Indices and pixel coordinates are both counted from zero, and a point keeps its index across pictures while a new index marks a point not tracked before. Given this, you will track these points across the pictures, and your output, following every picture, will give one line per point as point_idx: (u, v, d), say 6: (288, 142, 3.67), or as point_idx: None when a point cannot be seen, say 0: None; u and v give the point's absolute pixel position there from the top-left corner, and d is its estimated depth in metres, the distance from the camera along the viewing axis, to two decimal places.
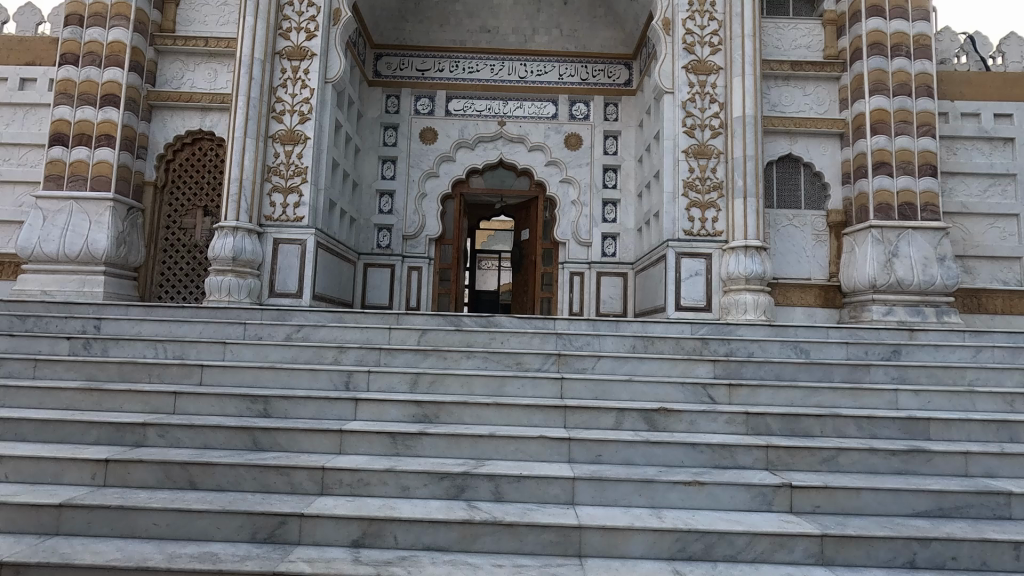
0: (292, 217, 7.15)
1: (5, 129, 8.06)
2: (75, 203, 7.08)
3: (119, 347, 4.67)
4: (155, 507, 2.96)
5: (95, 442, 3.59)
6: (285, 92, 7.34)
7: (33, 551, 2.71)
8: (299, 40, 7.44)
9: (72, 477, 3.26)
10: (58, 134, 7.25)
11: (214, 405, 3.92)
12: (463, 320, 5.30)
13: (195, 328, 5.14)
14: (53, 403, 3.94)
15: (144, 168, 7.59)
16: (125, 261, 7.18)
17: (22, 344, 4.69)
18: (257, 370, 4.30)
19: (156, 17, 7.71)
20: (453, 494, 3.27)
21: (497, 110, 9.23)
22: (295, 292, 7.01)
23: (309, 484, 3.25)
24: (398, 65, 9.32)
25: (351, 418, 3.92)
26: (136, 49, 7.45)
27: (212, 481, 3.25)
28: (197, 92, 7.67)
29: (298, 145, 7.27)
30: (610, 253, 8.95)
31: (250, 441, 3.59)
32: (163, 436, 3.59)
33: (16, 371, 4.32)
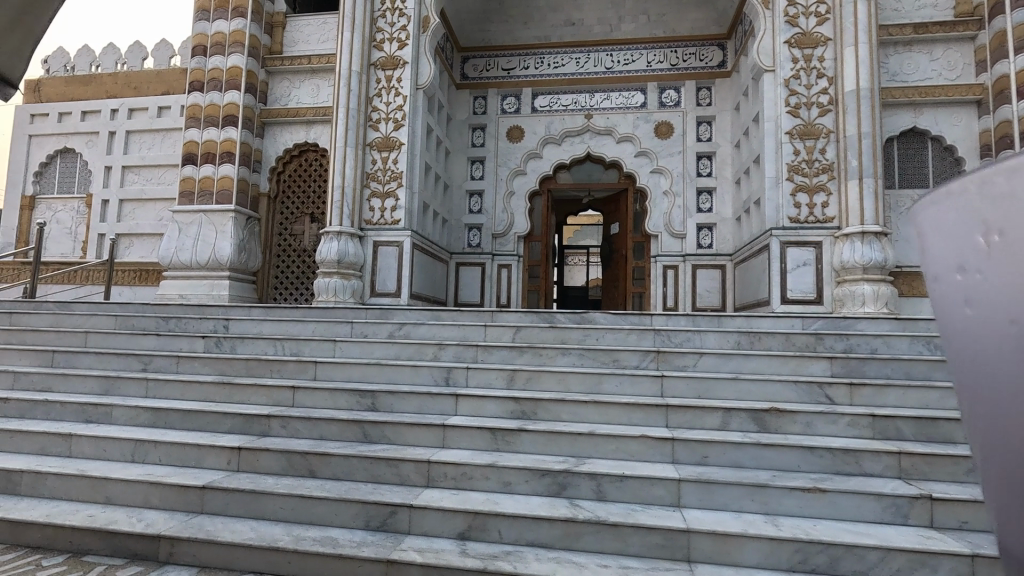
0: (390, 220, 7.49)
1: (147, 152, 9.15)
2: (204, 216, 7.88)
3: (245, 344, 5.13)
4: (281, 492, 3.22)
5: (229, 430, 3.98)
6: (381, 101, 7.70)
7: (184, 527, 3.04)
8: (391, 50, 7.77)
9: (212, 462, 3.62)
10: (189, 154, 8.11)
11: (328, 399, 4.20)
12: (557, 317, 5.29)
13: (307, 327, 5.54)
14: (193, 395, 4.41)
15: (259, 181, 8.29)
16: (246, 266, 7.89)
17: (167, 342, 5.29)
18: (364, 366, 4.56)
19: (266, 40, 8.38)
20: (554, 491, 3.27)
21: (584, 104, 9.12)
22: (394, 292, 7.36)
23: (416, 477, 3.39)
24: (484, 66, 9.47)
25: (452, 413, 4.03)
26: (251, 72, 8.15)
27: (329, 470, 3.49)
28: (303, 107, 8.26)
29: (394, 151, 7.60)
30: (707, 244, 8.55)
31: (360, 433, 3.80)
32: (285, 427, 3.90)
33: (163, 366, 4.87)
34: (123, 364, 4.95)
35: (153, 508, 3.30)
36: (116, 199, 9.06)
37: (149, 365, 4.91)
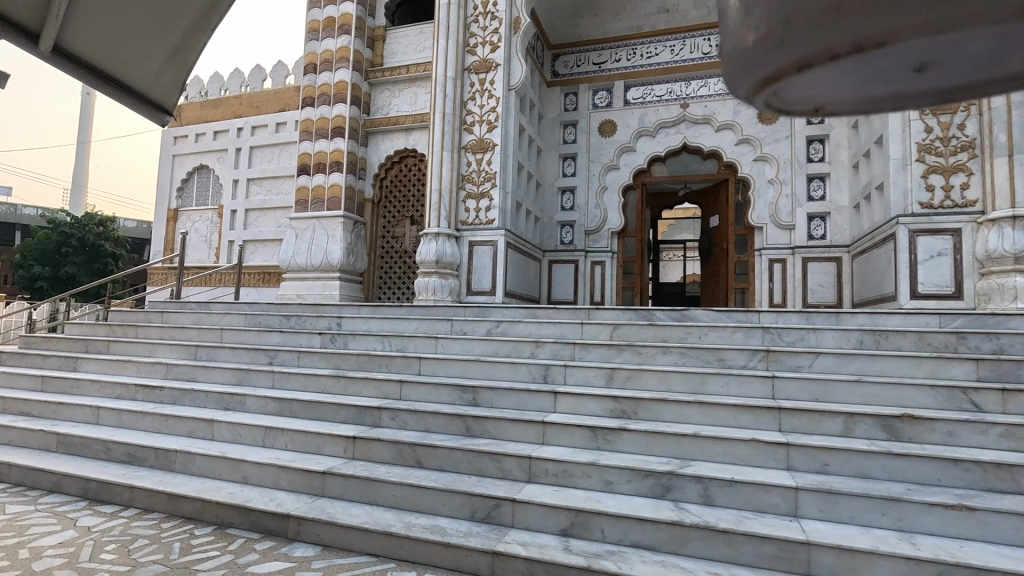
0: (484, 220, 7.66)
1: (267, 165, 10.06)
2: (317, 222, 8.52)
3: (356, 340, 5.50)
4: (392, 480, 3.41)
5: (344, 420, 4.28)
6: (475, 104, 7.89)
7: (309, 508, 3.32)
8: (484, 53, 7.94)
9: (330, 449, 3.92)
10: (303, 165, 8.81)
11: (432, 393, 4.39)
12: (656, 315, 5.16)
13: (411, 325, 5.82)
14: (312, 387, 4.79)
15: (364, 187, 8.83)
16: (353, 268, 8.44)
17: (288, 338, 5.79)
18: (464, 362, 4.71)
19: (369, 54, 8.89)
20: (658, 493, 3.19)
21: (679, 93, 8.79)
22: (489, 290, 7.51)
23: (518, 471, 3.46)
24: (575, 61, 9.39)
25: (551, 410, 4.06)
26: (355, 84, 8.68)
27: (435, 461, 3.64)
28: (403, 115, 8.68)
29: (488, 152, 7.76)
30: (819, 235, 7.90)
31: (463, 427, 3.93)
32: (394, 418, 4.13)
33: (285, 359, 5.34)
34: (252, 358, 5.49)
35: (282, 490, 3.63)
36: (242, 209, 10.05)
37: (275, 359, 5.40)
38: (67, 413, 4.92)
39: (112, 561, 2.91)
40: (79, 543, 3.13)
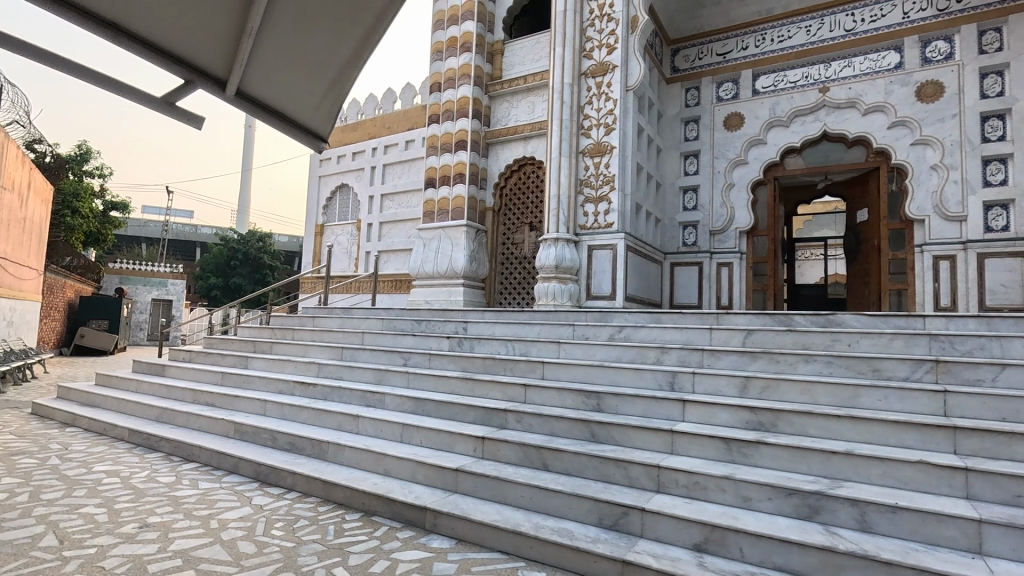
0: (603, 223, 7.59)
1: (399, 181, 10.86)
2: (442, 231, 9.01)
3: (482, 344, 5.73)
4: (520, 481, 3.50)
5: (473, 420, 4.47)
6: (592, 108, 7.87)
7: (443, 503, 3.52)
8: (601, 57, 7.91)
9: (461, 448, 4.11)
10: (430, 178, 9.37)
11: (555, 397, 4.43)
12: (796, 320, 4.77)
13: (533, 330, 5.93)
14: (443, 388, 5.07)
15: (485, 196, 9.18)
16: (476, 274, 8.80)
17: (420, 341, 6.18)
18: (587, 368, 4.70)
19: (488, 68, 9.25)
20: (804, 514, 2.93)
21: (817, 77, 8.07)
22: (609, 294, 7.40)
23: (646, 480, 3.37)
24: (697, 54, 9.00)
25: (680, 419, 3.91)
26: (476, 99, 9.08)
27: (561, 465, 3.67)
28: (521, 124, 8.91)
29: (606, 155, 7.68)
30: (1000, 226, 6.76)
31: (588, 432, 3.92)
32: (520, 421, 4.23)
33: (418, 361, 5.71)
34: (389, 359, 5.94)
35: (419, 484, 3.88)
36: (377, 222, 10.93)
37: (409, 361, 5.80)
38: (241, 404, 5.69)
39: (280, 537, 3.31)
40: (254, 519, 3.60)
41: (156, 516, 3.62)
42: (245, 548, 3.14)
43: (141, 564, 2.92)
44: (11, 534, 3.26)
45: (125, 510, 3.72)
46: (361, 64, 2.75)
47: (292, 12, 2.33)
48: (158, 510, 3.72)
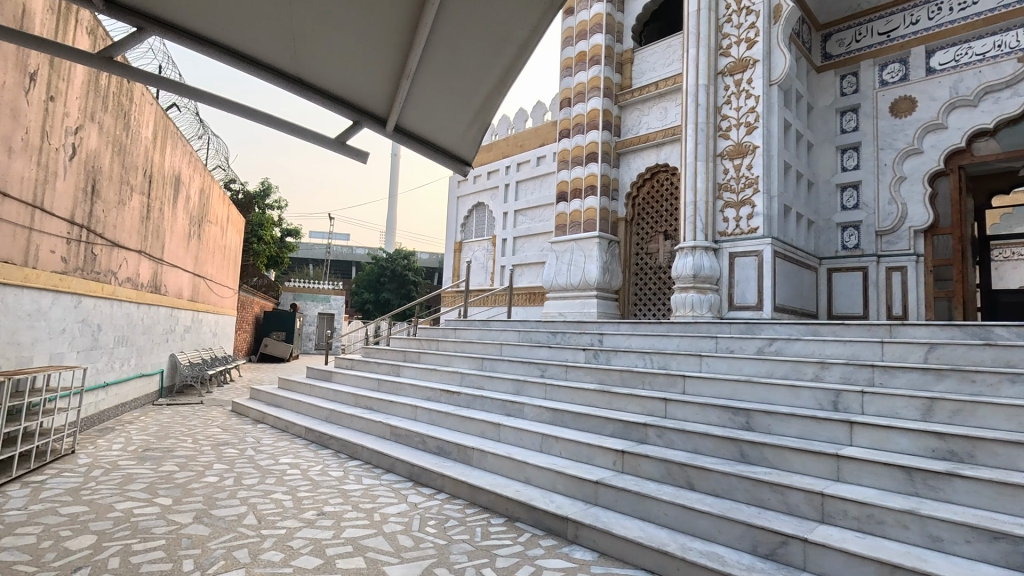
0: (746, 229, 7.12)
1: (532, 196, 11.18)
2: (575, 244, 9.07)
3: (619, 357, 5.66)
4: (663, 498, 3.39)
5: (611, 434, 4.43)
6: (731, 108, 7.46)
7: (584, 514, 3.53)
8: (740, 53, 7.48)
9: (600, 461, 4.10)
10: (561, 192, 9.52)
11: (699, 414, 4.23)
12: (995, 333, 4.07)
13: (672, 342, 5.73)
14: (580, 400, 5.09)
15: (617, 207, 9.09)
16: (609, 285, 8.72)
17: (556, 353, 6.27)
18: (734, 383, 4.41)
19: (618, 78, 9.22)
20: (1017, 564, 2.48)
21: (1013, 44, 6.84)
22: (755, 305, 6.89)
23: (808, 509, 3.08)
24: (854, 36, 8.13)
25: (847, 443, 3.51)
26: (606, 110, 9.08)
27: (708, 485, 3.49)
28: (653, 131, 8.72)
29: (747, 157, 7.22)
30: None
31: (738, 452, 3.68)
32: (661, 436, 4.10)
33: (555, 372, 5.80)
34: (527, 370, 6.10)
35: (560, 493, 3.93)
36: (511, 237, 11.34)
37: (545, 372, 5.91)
38: (395, 409, 6.22)
39: (434, 534, 3.56)
40: (410, 515, 3.92)
41: (330, 505, 4.09)
42: (404, 541, 3.43)
43: (321, 547, 3.32)
44: (223, 512, 3.90)
45: (306, 498, 4.26)
46: (498, 101, 3.02)
47: (437, 65, 2.72)
48: (331, 501, 4.20)
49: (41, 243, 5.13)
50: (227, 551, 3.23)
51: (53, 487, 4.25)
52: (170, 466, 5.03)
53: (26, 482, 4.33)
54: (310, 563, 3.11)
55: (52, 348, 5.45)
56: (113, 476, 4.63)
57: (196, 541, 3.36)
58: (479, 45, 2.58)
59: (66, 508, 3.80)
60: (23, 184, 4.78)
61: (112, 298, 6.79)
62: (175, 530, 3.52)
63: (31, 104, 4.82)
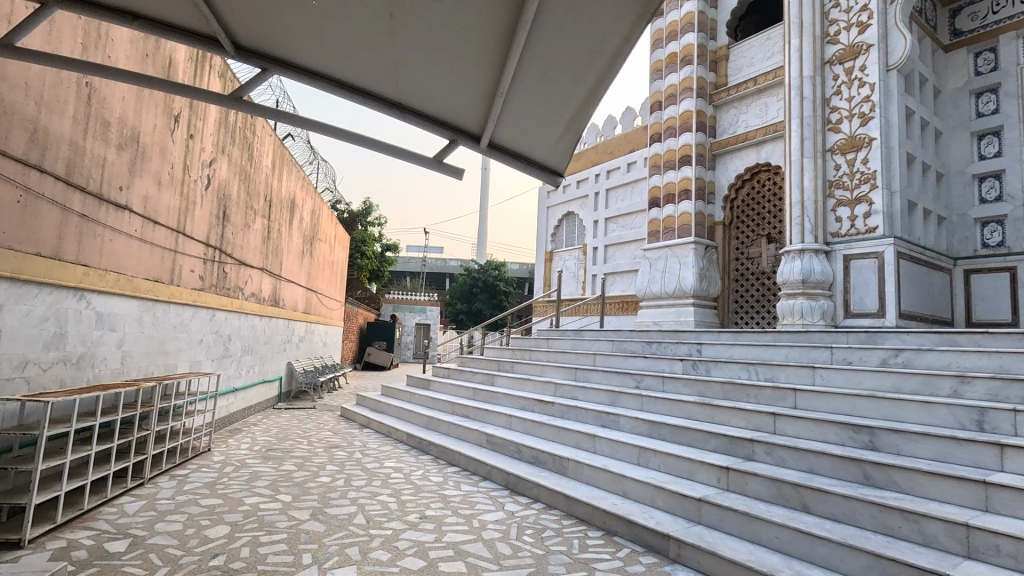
0: (863, 229, 6.53)
1: (623, 203, 11.00)
2: (669, 250, 8.77)
3: (720, 368, 5.38)
4: (776, 521, 3.16)
5: (714, 449, 4.21)
6: (841, 99, 6.90)
7: (687, 533, 3.38)
8: (850, 39, 6.91)
9: (702, 477, 3.91)
10: (653, 198, 9.28)
11: (814, 430, 3.91)
12: None
13: (780, 352, 5.36)
14: (678, 412, 4.90)
15: (714, 211, 8.69)
16: (707, 293, 8.33)
17: (652, 363, 6.08)
18: (853, 398, 4.04)
19: (712, 77, 8.87)
20: None
21: None
22: (876, 311, 6.25)
23: (949, 541, 2.74)
24: (989, 8, 7.23)
25: (995, 469, 3.10)
26: (700, 111, 8.76)
27: (827, 508, 3.22)
28: (753, 130, 8.26)
29: (862, 150, 6.64)
30: None
31: (860, 474, 3.36)
32: (769, 454, 3.84)
33: (651, 384, 5.61)
34: (622, 381, 5.96)
35: (659, 509, 3.80)
36: (602, 246, 11.21)
37: (641, 383, 5.74)
38: (490, 418, 6.34)
39: (532, 543, 3.57)
40: (508, 523, 3.96)
41: (431, 509, 4.25)
42: (503, 549, 3.48)
43: (425, 549, 3.45)
44: (336, 510, 4.18)
45: (409, 501, 4.45)
46: (588, 114, 3.08)
47: (527, 87, 2.84)
48: (432, 505, 4.36)
49: (184, 264, 5.84)
50: (340, 548, 3.45)
51: (195, 481, 4.78)
52: (289, 465, 5.48)
53: (173, 475, 4.91)
54: (415, 564, 3.24)
55: (192, 356, 6.15)
56: (242, 472, 5.13)
57: (313, 536, 3.62)
58: (567, 65, 2.65)
59: (204, 500, 4.27)
60: (170, 213, 5.48)
61: (240, 311, 7.55)
62: (295, 525, 3.83)
63: (176, 142, 5.52)
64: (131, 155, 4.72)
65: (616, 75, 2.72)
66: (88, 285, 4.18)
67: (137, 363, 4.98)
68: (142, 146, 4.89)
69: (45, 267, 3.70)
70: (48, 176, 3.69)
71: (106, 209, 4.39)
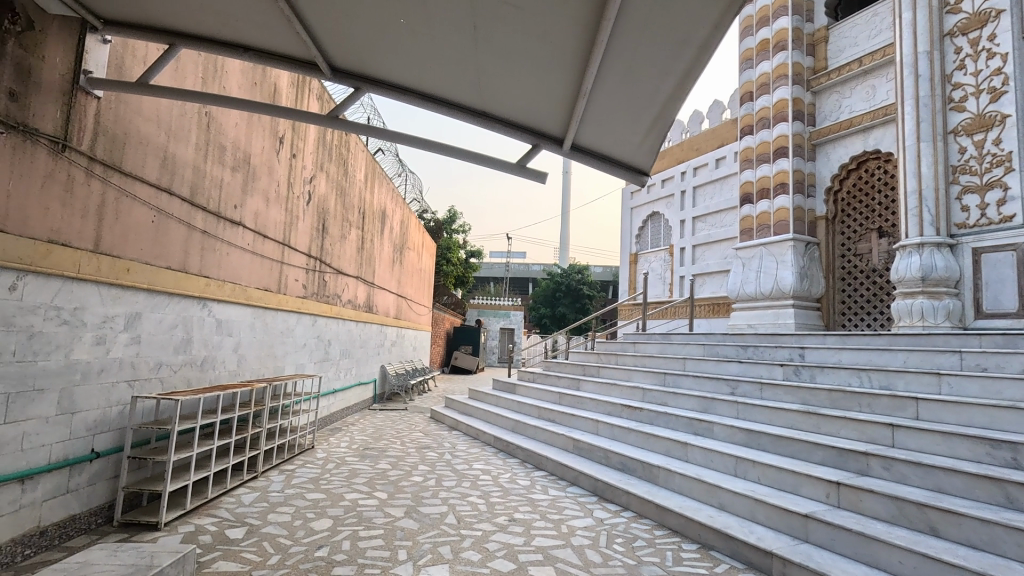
0: (996, 219, 5.80)
1: (712, 201, 10.52)
2: (764, 249, 8.26)
3: (826, 374, 4.98)
4: (898, 544, 2.86)
5: (821, 462, 3.90)
6: (965, 74, 6.18)
7: (793, 551, 3.14)
8: (975, 6, 6.19)
9: (809, 491, 3.63)
10: (745, 194, 8.79)
11: (941, 445, 3.52)
12: None
13: (897, 357, 4.87)
14: (779, 421, 4.58)
15: (815, 205, 8.08)
16: (809, 293, 7.74)
17: (748, 368, 5.73)
18: (990, 410, 3.59)
19: (809, 62, 8.28)
20: None
21: None
22: (1016, 310, 5.54)
23: None
24: None
25: None
26: (797, 99, 8.20)
27: (960, 533, 2.86)
28: (858, 115, 7.60)
29: (993, 130, 5.91)
30: None
31: (1001, 496, 2.97)
32: (888, 469, 3.49)
33: (748, 391, 5.29)
34: (715, 387, 5.67)
35: (760, 524, 3.57)
36: (690, 246, 10.78)
37: (736, 390, 5.43)
38: (577, 422, 6.27)
39: (623, 552, 3.48)
40: (597, 530, 3.89)
41: (520, 513, 4.27)
42: (593, 556, 3.42)
43: (514, 552, 3.47)
44: (428, 509, 4.31)
45: (499, 504, 4.50)
46: (674, 111, 2.97)
47: (610, 85, 2.80)
48: (521, 508, 4.38)
49: (289, 274, 6.32)
50: (433, 546, 3.55)
51: (302, 475, 5.14)
52: (384, 464, 5.74)
53: (282, 469, 5.31)
54: (505, 567, 3.26)
55: (297, 360, 6.62)
56: (342, 469, 5.45)
57: (408, 533, 3.76)
58: (650, 63, 2.59)
59: (310, 494, 4.57)
60: (277, 227, 5.95)
61: (338, 317, 8.04)
62: (391, 521, 4.00)
63: (281, 162, 5.99)
64: (243, 176, 5.19)
65: (703, 69, 2.62)
66: (210, 295, 4.64)
67: (250, 365, 5.44)
68: (252, 166, 5.35)
69: (174, 279, 4.14)
70: (175, 197, 4.13)
71: (224, 225, 4.86)
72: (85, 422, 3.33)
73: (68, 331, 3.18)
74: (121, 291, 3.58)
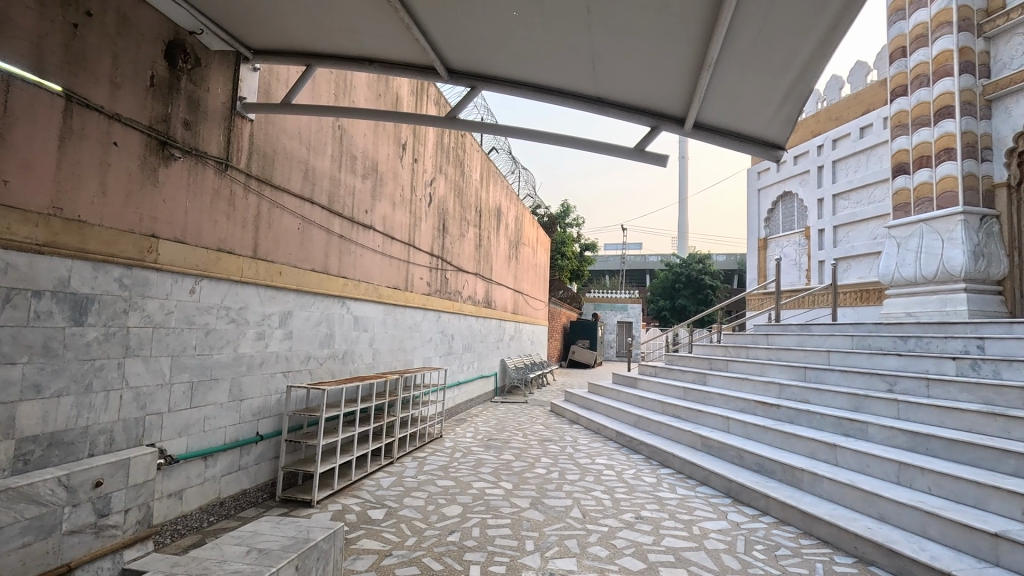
0: None
1: (856, 175, 9.40)
2: (924, 225, 7.19)
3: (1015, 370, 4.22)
4: None
5: (1015, 473, 3.30)
6: None
7: None
8: None
9: (999, 507, 3.09)
10: (899, 164, 7.73)
11: None
12: None
13: None
14: (953, 424, 3.95)
15: (993, 169, 6.84)
16: (986, 275, 6.60)
17: (909, 362, 5.02)
18: None
19: (980, 4, 7.06)
20: None
21: None
22: None
23: None
24: None
25: None
26: (965, 48, 7.01)
27: None
28: None
29: None
30: None
31: None
32: None
33: (911, 388, 4.63)
34: (868, 383, 5.04)
35: (932, 540, 3.11)
36: (830, 227, 9.73)
37: (895, 386, 4.78)
38: (705, 419, 5.92)
39: (764, 560, 3.22)
40: (734, 535, 3.64)
41: (647, 510, 4.13)
42: (731, 562, 3.19)
43: (644, 551, 3.35)
44: (553, 501, 4.33)
45: (624, 500, 4.38)
46: (814, 74, 2.66)
47: (738, 53, 2.57)
48: (647, 506, 4.23)
49: (415, 272, 6.69)
50: (560, 539, 3.55)
51: (433, 463, 5.42)
52: (509, 455, 5.87)
53: (415, 456, 5.64)
54: (634, 565, 3.16)
55: (424, 353, 7.00)
56: (469, 458, 5.66)
57: (535, 524, 3.80)
58: (785, 24, 2.33)
59: (441, 481, 4.81)
60: (403, 229, 6.32)
61: (460, 313, 8.36)
62: (517, 511, 4.06)
63: (404, 166, 6.34)
64: (372, 183, 5.57)
65: (849, 25, 2.30)
66: (348, 294, 5.04)
67: (384, 358, 5.85)
68: (380, 173, 5.72)
69: (317, 280, 4.55)
70: (316, 206, 4.53)
71: (357, 229, 5.25)
72: (251, 408, 3.78)
73: (235, 327, 3.62)
74: (276, 291, 4.02)
